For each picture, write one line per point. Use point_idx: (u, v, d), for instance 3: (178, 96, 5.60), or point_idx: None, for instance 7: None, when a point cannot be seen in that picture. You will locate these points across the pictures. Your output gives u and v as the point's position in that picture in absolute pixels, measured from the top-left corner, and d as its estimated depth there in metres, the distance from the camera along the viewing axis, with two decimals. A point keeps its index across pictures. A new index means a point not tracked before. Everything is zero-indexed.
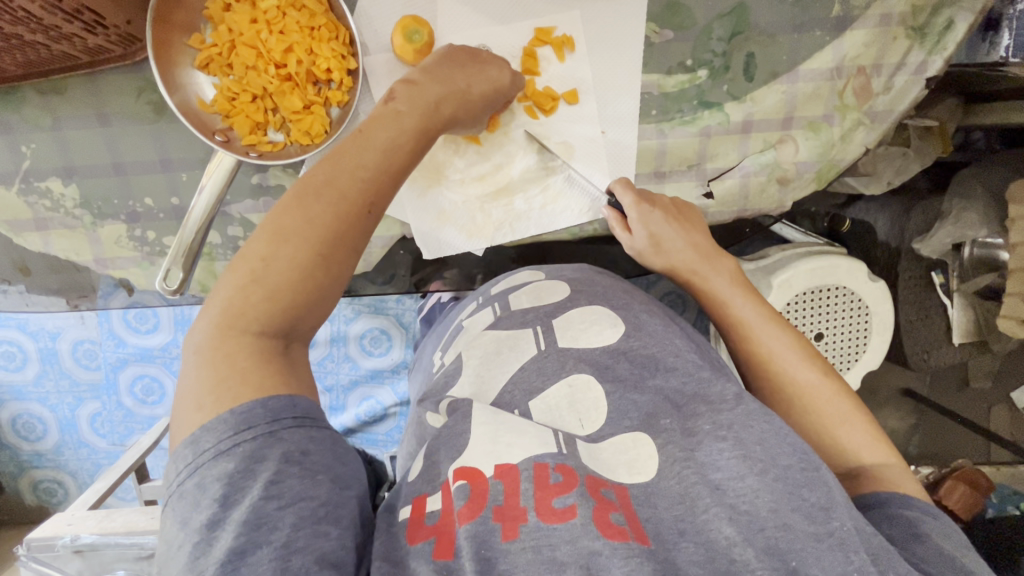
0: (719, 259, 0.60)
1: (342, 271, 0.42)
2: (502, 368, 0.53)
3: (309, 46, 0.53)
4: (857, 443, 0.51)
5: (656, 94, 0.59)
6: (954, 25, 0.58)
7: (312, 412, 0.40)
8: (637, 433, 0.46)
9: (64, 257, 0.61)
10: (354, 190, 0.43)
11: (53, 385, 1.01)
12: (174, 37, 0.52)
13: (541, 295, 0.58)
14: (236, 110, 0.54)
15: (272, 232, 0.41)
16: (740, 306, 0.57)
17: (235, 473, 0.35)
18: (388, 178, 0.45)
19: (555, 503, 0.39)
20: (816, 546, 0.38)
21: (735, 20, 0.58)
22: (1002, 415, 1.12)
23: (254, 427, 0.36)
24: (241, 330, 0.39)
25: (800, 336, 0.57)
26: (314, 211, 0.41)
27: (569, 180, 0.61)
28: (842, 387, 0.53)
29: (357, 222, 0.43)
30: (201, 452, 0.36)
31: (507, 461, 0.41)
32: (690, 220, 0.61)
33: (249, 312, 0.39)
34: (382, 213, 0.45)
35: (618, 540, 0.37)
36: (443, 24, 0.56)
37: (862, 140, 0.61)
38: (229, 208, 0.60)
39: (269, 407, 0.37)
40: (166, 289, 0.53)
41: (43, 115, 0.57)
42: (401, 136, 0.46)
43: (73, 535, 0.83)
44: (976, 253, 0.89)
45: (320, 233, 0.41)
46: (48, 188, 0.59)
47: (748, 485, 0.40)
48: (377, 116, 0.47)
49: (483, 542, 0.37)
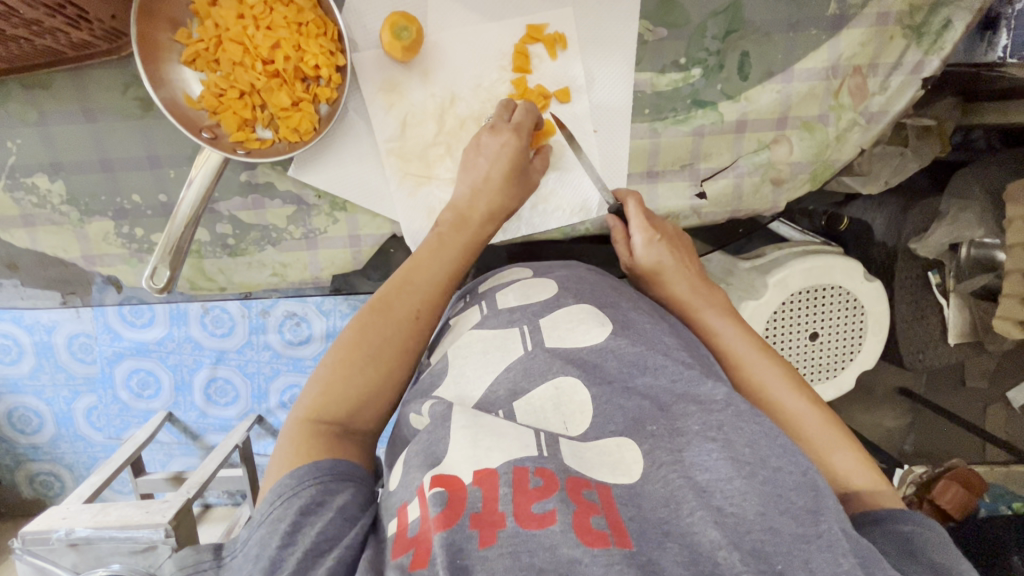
0: (707, 287, 0.60)
1: (394, 368, 0.51)
2: (488, 370, 0.52)
3: (296, 42, 0.52)
4: (849, 471, 0.50)
5: (649, 93, 0.59)
6: (952, 25, 0.57)
7: (337, 471, 0.45)
8: (622, 438, 0.46)
9: (52, 253, 0.60)
10: (405, 302, 0.53)
11: (48, 378, 1.01)
12: (160, 32, 0.52)
13: (527, 294, 0.58)
14: (223, 107, 0.54)
15: (345, 340, 0.51)
16: (727, 334, 0.57)
17: (266, 533, 0.42)
18: (434, 286, 0.54)
19: (535, 509, 0.39)
20: (804, 547, 0.38)
21: (730, 18, 0.57)
22: (996, 415, 1.12)
23: (282, 493, 0.44)
24: (306, 418, 0.48)
25: (788, 364, 0.57)
26: (374, 323, 0.52)
27: (562, 179, 0.61)
28: (831, 415, 0.53)
29: (406, 327, 0.52)
30: (251, 522, 0.44)
31: (486, 467, 0.41)
32: (681, 249, 0.61)
33: (316, 404, 0.49)
34: (431, 317, 0.54)
35: (598, 547, 0.37)
36: (432, 21, 0.55)
37: (857, 140, 0.61)
38: (217, 206, 0.59)
39: (294, 476, 0.44)
40: (153, 287, 0.53)
41: (29, 109, 0.56)
42: (443, 250, 0.55)
43: (68, 529, 0.84)
44: (972, 254, 0.89)
45: (379, 337, 0.51)
46: (34, 184, 0.58)
47: (735, 487, 0.41)
48: (429, 237, 0.57)
49: (459, 550, 0.37)
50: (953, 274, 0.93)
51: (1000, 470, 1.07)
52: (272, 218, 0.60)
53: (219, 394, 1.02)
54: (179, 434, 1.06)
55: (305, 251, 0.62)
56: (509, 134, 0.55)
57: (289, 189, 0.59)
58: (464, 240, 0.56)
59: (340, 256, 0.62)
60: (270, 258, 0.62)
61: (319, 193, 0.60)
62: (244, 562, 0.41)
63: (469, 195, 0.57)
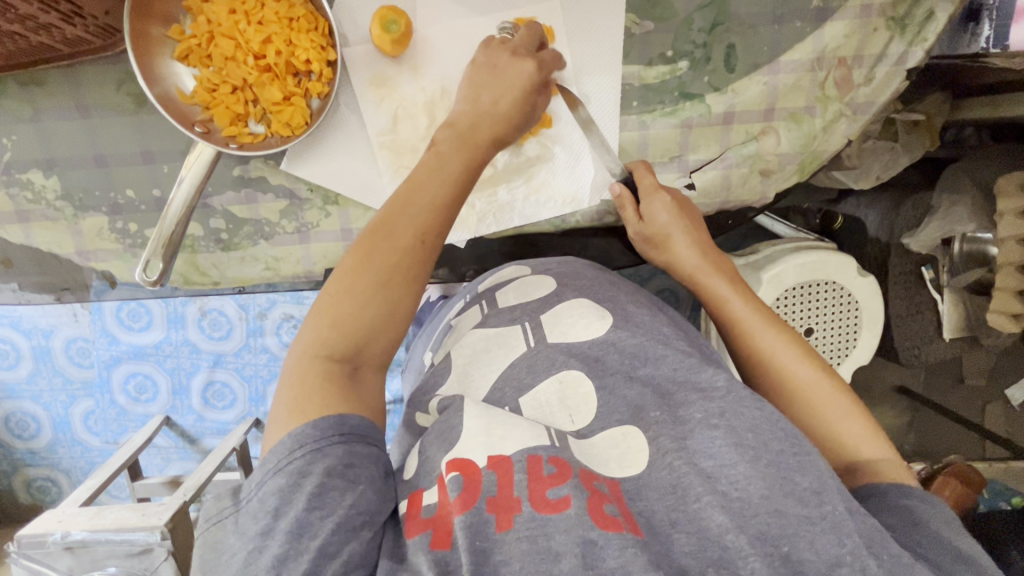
0: (719, 259, 0.61)
1: (404, 297, 0.47)
2: (492, 366, 0.54)
3: (287, 37, 0.53)
4: (855, 436, 0.50)
5: (637, 85, 0.60)
6: (934, 16, 0.58)
7: (360, 429, 0.43)
8: (627, 427, 0.47)
9: (46, 249, 0.61)
10: (409, 227, 0.48)
11: (46, 382, 1.01)
12: (153, 27, 0.53)
13: (527, 291, 0.59)
14: (216, 101, 0.54)
15: (345, 266, 0.46)
16: (739, 304, 0.58)
17: (285, 486, 0.39)
18: (439, 213, 0.49)
19: (549, 494, 0.39)
20: (809, 529, 0.39)
21: (716, 11, 0.58)
22: (996, 412, 1.12)
23: (305, 446, 0.40)
24: (313, 355, 0.44)
25: (799, 336, 0.56)
26: (377, 248, 0.46)
27: (554, 171, 0.61)
28: (841, 383, 0.53)
29: (413, 255, 0.47)
30: (266, 469, 0.41)
31: (500, 453, 0.42)
32: (696, 215, 0.61)
33: (322, 340, 0.44)
34: (437, 244, 0.49)
35: (612, 530, 0.38)
36: (421, 15, 0.56)
37: (843, 131, 0.61)
38: (210, 200, 0.60)
39: (319, 428, 0.41)
40: (146, 280, 0.54)
41: (24, 106, 0.57)
42: (445, 172, 0.50)
43: (63, 532, 0.83)
44: (965, 248, 0.90)
45: (386, 266, 0.46)
46: (29, 179, 0.59)
47: (740, 471, 0.41)
48: (427, 156, 0.51)
49: (478, 532, 0.38)
50: (946, 269, 0.94)
51: (1000, 466, 1.07)
52: (264, 212, 0.61)
53: (218, 398, 1.02)
54: (178, 437, 1.06)
55: (298, 245, 0.62)
56: (529, 62, 0.54)
57: (281, 183, 0.60)
58: (468, 163, 0.51)
59: (332, 249, 0.62)
60: (263, 253, 0.62)
61: (312, 187, 0.60)
62: (258, 509, 0.39)
63: (472, 117, 0.53)
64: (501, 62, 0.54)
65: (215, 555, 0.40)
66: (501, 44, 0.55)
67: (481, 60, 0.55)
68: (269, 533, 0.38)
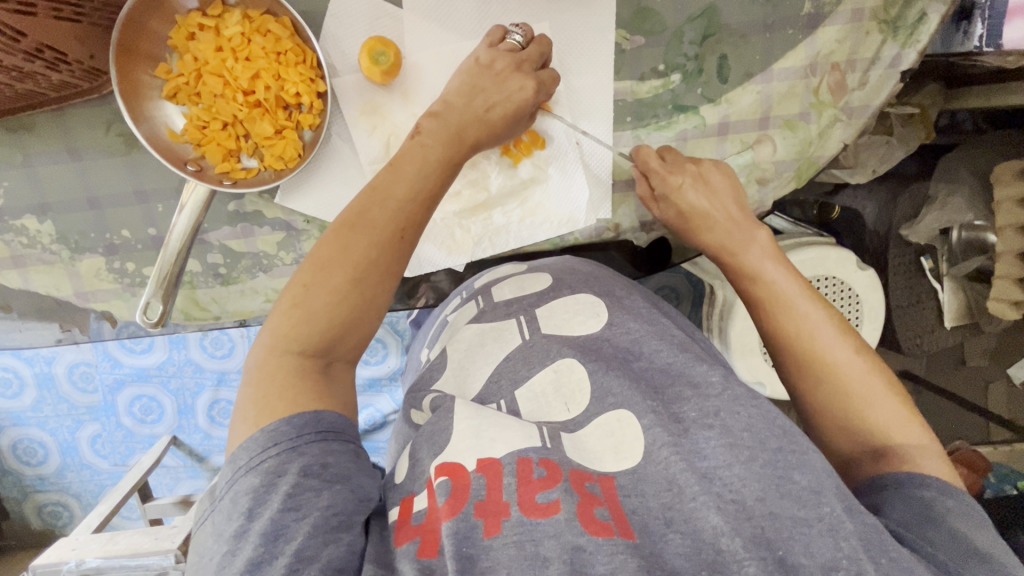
0: (746, 232, 0.58)
1: (378, 291, 0.45)
2: (488, 360, 0.56)
3: (276, 71, 0.52)
4: (887, 420, 0.48)
5: (630, 101, 0.59)
6: (926, 18, 0.57)
7: (337, 425, 0.41)
8: (622, 412, 0.47)
9: (44, 292, 0.61)
10: (388, 215, 0.45)
11: (51, 410, 1.00)
12: (140, 68, 0.52)
13: (523, 285, 0.60)
14: (208, 138, 0.54)
15: (315, 258, 0.44)
16: (771, 278, 0.55)
17: (259, 486, 0.38)
18: (418, 201, 0.46)
19: (539, 499, 0.40)
20: (805, 532, 0.39)
21: (706, 23, 0.57)
22: (1000, 394, 1.12)
23: (279, 444, 0.39)
24: (283, 350, 0.42)
25: (836, 312, 0.53)
26: (354, 238, 0.44)
27: (548, 193, 0.61)
28: (878, 365, 0.50)
29: (391, 247, 0.45)
30: (237, 467, 0.39)
31: (490, 456, 0.43)
32: (723, 179, 0.59)
33: (292, 334, 0.42)
34: (415, 237, 0.47)
35: (602, 536, 0.38)
36: (410, 41, 0.56)
37: (839, 136, 0.61)
38: (207, 236, 0.60)
39: (293, 424, 0.40)
40: (147, 322, 0.52)
41: (14, 152, 0.56)
42: (423, 162, 0.48)
43: (78, 560, 0.81)
44: (964, 236, 0.89)
45: (359, 258, 0.44)
46: (23, 225, 0.58)
47: (735, 473, 0.41)
48: (407, 146, 0.49)
49: (465, 538, 0.38)
50: (945, 258, 0.92)
51: (1004, 450, 1.07)
52: (261, 245, 0.60)
53: (223, 415, 1.02)
54: (186, 457, 1.07)
55: None
56: (530, 85, 0.53)
57: (277, 216, 0.60)
58: (451, 155, 0.49)
59: None
60: (263, 285, 0.62)
61: (308, 219, 0.60)
62: (226, 520, 0.38)
63: (467, 117, 0.51)
64: (508, 78, 0.52)
65: (198, 558, 0.39)
66: (506, 49, 0.53)
67: (483, 58, 0.53)
68: (244, 536, 0.37)
